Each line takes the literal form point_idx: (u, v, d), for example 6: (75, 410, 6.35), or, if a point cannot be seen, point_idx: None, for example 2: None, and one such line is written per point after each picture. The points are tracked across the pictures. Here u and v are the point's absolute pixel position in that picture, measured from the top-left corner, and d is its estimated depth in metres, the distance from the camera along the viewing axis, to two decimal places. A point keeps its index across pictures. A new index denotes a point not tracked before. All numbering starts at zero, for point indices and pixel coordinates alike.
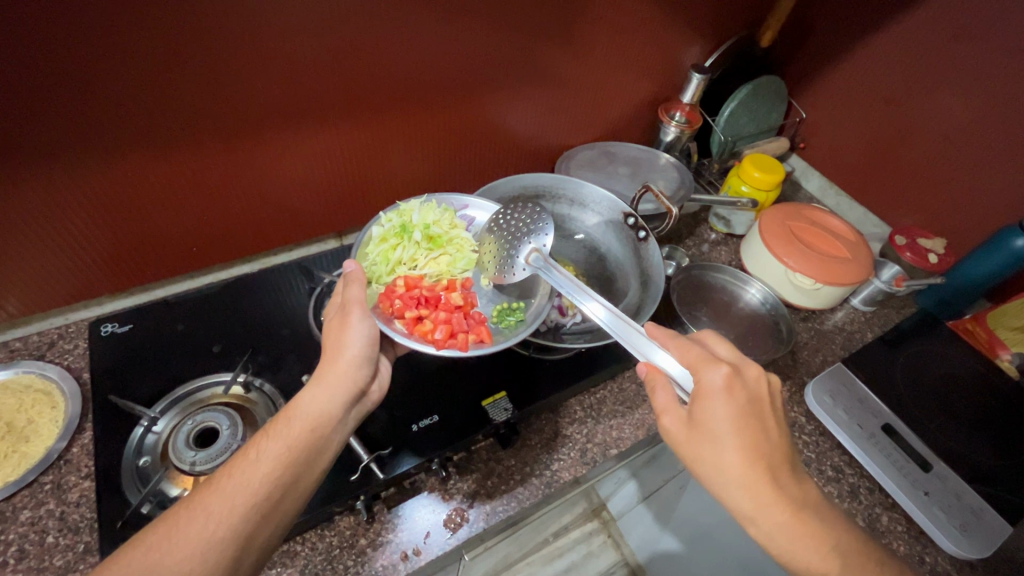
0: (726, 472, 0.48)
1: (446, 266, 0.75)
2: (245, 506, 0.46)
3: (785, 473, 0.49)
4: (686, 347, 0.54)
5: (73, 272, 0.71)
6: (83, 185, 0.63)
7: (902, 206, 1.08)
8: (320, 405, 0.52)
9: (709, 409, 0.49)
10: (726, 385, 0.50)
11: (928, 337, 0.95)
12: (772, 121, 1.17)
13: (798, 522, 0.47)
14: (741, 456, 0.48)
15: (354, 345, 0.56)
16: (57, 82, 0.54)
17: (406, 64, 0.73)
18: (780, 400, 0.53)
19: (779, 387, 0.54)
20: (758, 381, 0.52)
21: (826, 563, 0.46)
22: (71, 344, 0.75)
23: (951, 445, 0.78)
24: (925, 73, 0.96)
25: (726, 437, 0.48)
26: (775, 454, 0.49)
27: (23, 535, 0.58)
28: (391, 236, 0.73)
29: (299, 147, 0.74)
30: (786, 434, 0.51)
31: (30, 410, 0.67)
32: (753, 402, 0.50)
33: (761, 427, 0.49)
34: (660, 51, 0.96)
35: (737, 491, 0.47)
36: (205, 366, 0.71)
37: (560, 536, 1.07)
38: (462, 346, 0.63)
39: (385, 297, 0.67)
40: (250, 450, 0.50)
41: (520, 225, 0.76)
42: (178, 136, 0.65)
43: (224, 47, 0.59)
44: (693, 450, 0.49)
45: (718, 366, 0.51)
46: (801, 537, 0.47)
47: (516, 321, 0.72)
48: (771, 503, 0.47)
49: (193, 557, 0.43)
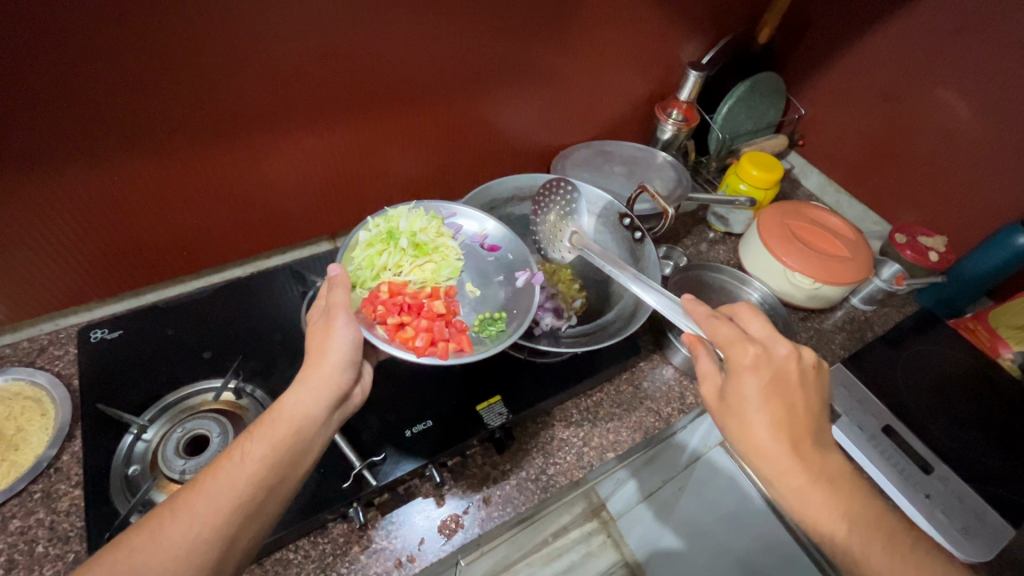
0: (748, 441, 0.49)
1: (431, 273, 0.74)
2: (229, 508, 0.45)
3: (808, 444, 0.48)
4: (716, 324, 0.54)
5: (61, 277, 0.70)
6: (70, 190, 0.62)
7: (902, 203, 1.06)
8: (303, 407, 0.52)
9: (737, 384, 0.50)
10: (752, 363, 0.50)
11: (928, 336, 0.94)
12: (771, 118, 1.15)
13: (815, 490, 0.46)
14: (769, 427, 0.48)
15: (337, 348, 0.55)
16: (37, 84, 0.53)
17: (398, 63, 0.71)
18: (814, 376, 0.51)
19: (813, 362, 0.52)
20: (788, 357, 0.51)
21: (837, 529, 0.45)
22: (61, 350, 0.75)
23: (952, 445, 0.77)
24: (924, 69, 0.94)
25: (755, 410, 0.48)
26: (802, 425, 0.49)
27: (12, 545, 0.57)
28: (377, 241, 0.72)
29: (289, 149, 0.73)
30: (817, 408, 0.50)
31: (18, 417, 0.67)
32: (783, 379, 0.50)
33: (789, 402, 0.49)
34: (656, 48, 0.95)
35: (758, 458, 0.48)
36: (196, 371, 0.70)
37: (559, 537, 1.06)
38: (443, 354, 0.63)
39: (368, 301, 0.66)
40: (233, 451, 0.49)
41: (561, 206, 0.87)
42: (166, 138, 0.63)
43: (210, 48, 0.58)
44: (722, 421, 0.51)
45: (746, 347, 0.51)
46: (816, 506, 0.46)
47: (496, 330, 0.71)
48: (787, 470, 0.47)
49: (177, 559, 0.42)
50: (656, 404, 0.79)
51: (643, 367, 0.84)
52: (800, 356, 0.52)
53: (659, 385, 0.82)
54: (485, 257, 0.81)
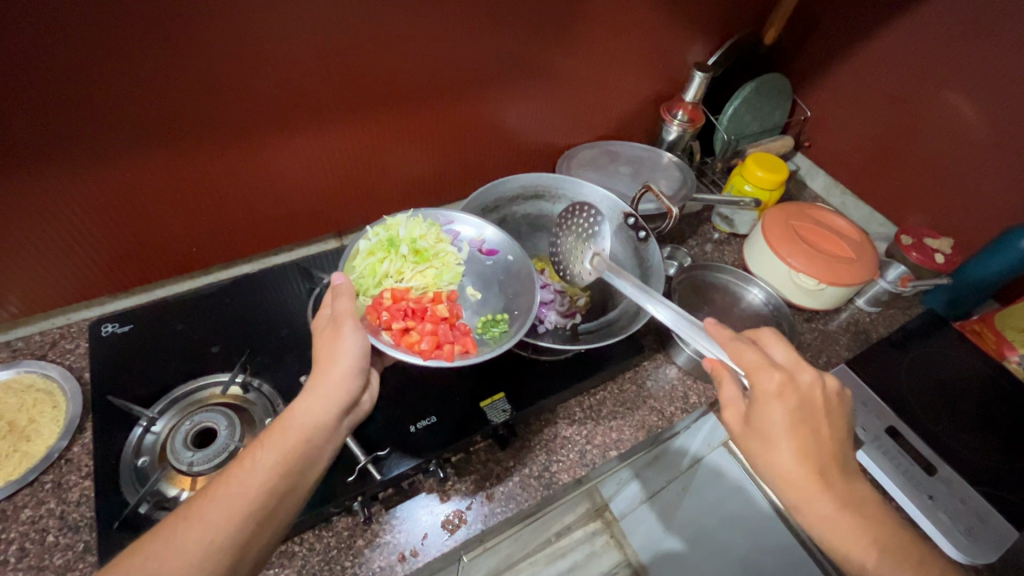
0: (775, 469, 0.49)
1: (433, 279, 0.74)
2: (240, 515, 0.46)
3: (835, 471, 0.48)
4: (741, 349, 0.54)
5: (74, 272, 0.72)
6: (82, 186, 0.63)
7: (909, 204, 1.06)
8: (313, 416, 0.52)
9: (764, 412, 0.50)
10: (778, 391, 0.50)
11: (933, 338, 0.93)
12: (776, 119, 1.15)
13: (844, 519, 0.46)
14: (797, 454, 0.48)
15: (346, 356, 0.55)
16: (53, 80, 0.54)
17: (404, 65, 0.72)
18: (837, 404, 0.52)
19: (836, 389, 0.53)
20: (812, 386, 0.51)
21: (868, 558, 0.45)
22: (72, 344, 0.76)
23: (956, 448, 0.77)
24: (931, 71, 0.94)
25: (780, 435, 0.49)
26: (828, 454, 0.49)
27: (23, 534, 0.58)
28: (378, 249, 0.73)
29: (296, 147, 0.74)
30: (842, 436, 0.51)
31: (30, 410, 0.68)
32: (807, 406, 0.50)
33: (815, 429, 0.49)
34: (662, 50, 0.95)
35: (787, 488, 0.48)
36: (204, 366, 0.71)
37: (562, 536, 1.07)
38: (449, 356, 0.63)
39: (373, 309, 0.67)
40: (245, 457, 0.49)
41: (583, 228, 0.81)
42: (177, 135, 0.64)
43: (221, 46, 0.59)
44: (748, 446, 0.51)
45: (772, 374, 0.51)
46: (847, 534, 0.46)
47: (499, 332, 0.72)
48: (815, 498, 0.47)
49: (191, 565, 0.43)
50: (660, 404, 0.80)
51: (647, 367, 0.84)
52: (823, 384, 0.52)
53: (663, 384, 0.82)
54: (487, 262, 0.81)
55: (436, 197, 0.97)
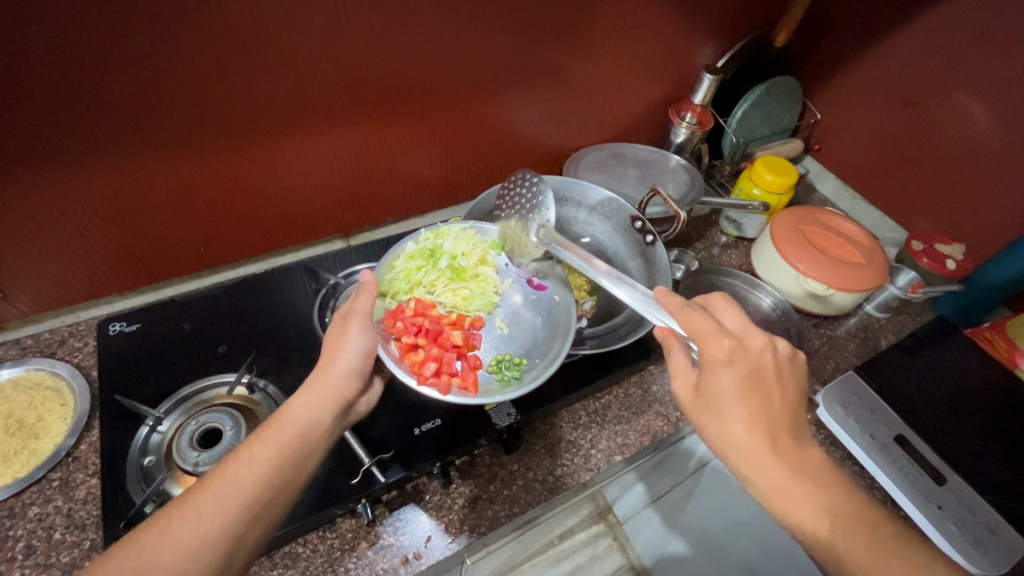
0: (725, 437, 0.48)
1: (463, 300, 0.74)
2: (236, 506, 0.46)
3: (784, 436, 0.48)
4: (690, 316, 0.53)
5: (82, 272, 0.72)
6: (89, 187, 0.64)
7: (919, 209, 1.05)
8: (309, 411, 0.53)
9: (713, 380, 0.50)
10: (726, 357, 0.50)
11: (943, 346, 0.92)
12: (786, 123, 1.15)
13: (796, 486, 0.46)
14: (743, 421, 0.48)
15: (348, 356, 0.57)
16: (60, 82, 0.54)
17: (411, 66, 0.72)
18: (789, 368, 0.51)
19: (788, 353, 0.52)
20: (762, 352, 0.51)
21: (819, 525, 0.45)
22: (81, 342, 0.76)
23: (965, 458, 0.76)
24: (943, 74, 0.93)
25: (728, 403, 0.48)
26: (777, 421, 0.49)
27: (31, 531, 0.59)
28: (419, 256, 0.74)
29: (300, 151, 0.74)
30: (794, 402, 0.50)
31: (39, 407, 0.68)
32: (756, 374, 0.50)
33: (765, 395, 0.49)
34: (671, 52, 0.95)
35: (737, 456, 0.48)
36: (209, 366, 0.72)
37: (566, 538, 1.06)
38: (442, 389, 0.61)
39: (392, 314, 0.67)
40: (241, 451, 0.49)
41: (525, 201, 0.80)
42: (182, 137, 0.65)
43: (227, 48, 0.59)
44: (698, 417, 0.51)
45: (721, 341, 0.50)
46: (798, 500, 0.46)
47: (511, 376, 0.67)
48: (765, 464, 0.47)
49: (185, 556, 0.43)
50: (665, 408, 0.79)
51: (653, 370, 0.83)
52: (774, 348, 0.52)
53: (669, 389, 0.82)
54: (527, 294, 0.78)
55: (442, 197, 0.97)
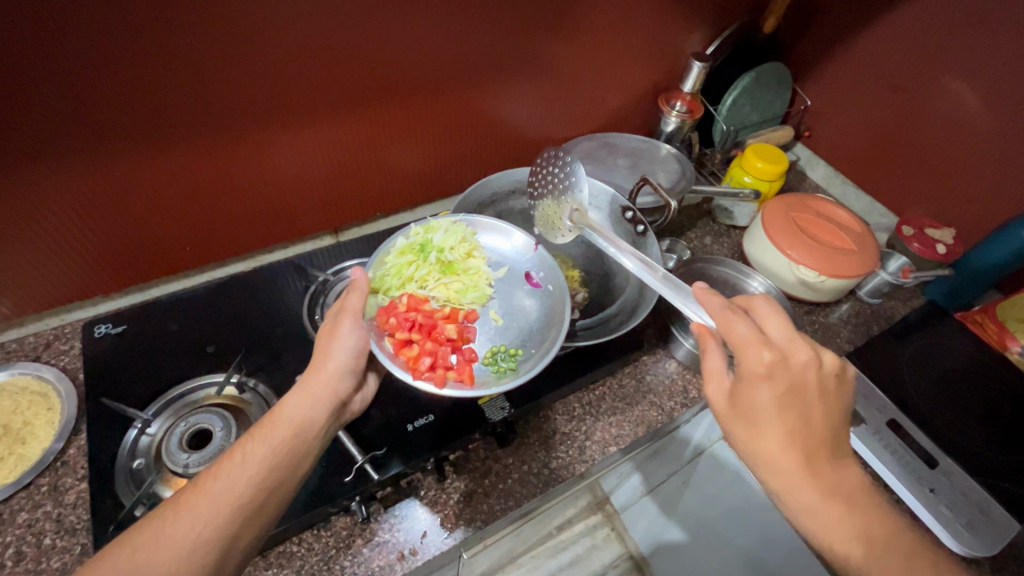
0: (758, 451, 0.48)
1: (455, 293, 0.73)
2: (231, 506, 0.46)
3: (818, 454, 0.47)
4: (731, 321, 0.52)
5: (66, 274, 0.71)
6: (72, 189, 0.63)
7: (910, 194, 1.05)
8: (303, 411, 0.52)
9: (751, 393, 0.49)
10: (765, 371, 0.48)
11: (935, 330, 0.92)
12: (776, 110, 1.14)
13: (827, 508, 0.46)
14: (780, 439, 0.47)
15: (339, 355, 0.56)
16: (39, 81, 0.53)
17: (395, 58, 0.71)
18: (832, 385, 0.50)
19: (833, 369, 0.51)
20: (805, 367, 0.49)
21: (852, 548, 0.44)
22: (67, 345, 0.75)
23: (958, 440, 0.77)
24: (930, 59, 0.93)
25: (766, 419, 0.48)
26: (813, 438, 0.48)
27: (20, 537, 0.58)
28: (410, 251, 0.73)
29: (284, 147, 0.73)
30: (833, 418, 0.49)
31: (25, 412, 0.67)
32: (796, 390, 0.48)
33: (803, 412, 0.48)
34: (659, 40, 0.94)
35: (769, 471, 0.47)
36: (198, 367, 0.71)
37: (564, 530, 1.08)
38: (438, 382, 0.61)
39: (385, 310, 0.66)
40: (234, 452, 0.49)
41: (558, 179, 0.83)
42: (165, 137, 0.64)
43: (207, 44, 0.58)
44: (733, 427, 0.50)
45: (762, 352, 0.49)
46: (829, 521, 0.45)
47: (506, 367, 0.67)
48: (796, 481, 0.46)
49: (179, 558, 0.42)
50: (660, 399, 0.79)
51: (646, 361, 0.83)
52: (818, 364, 0.50)
53: (662, 378, 0.82)
54: (525, 291, 0.77)
55: (432, 191, 0.96)
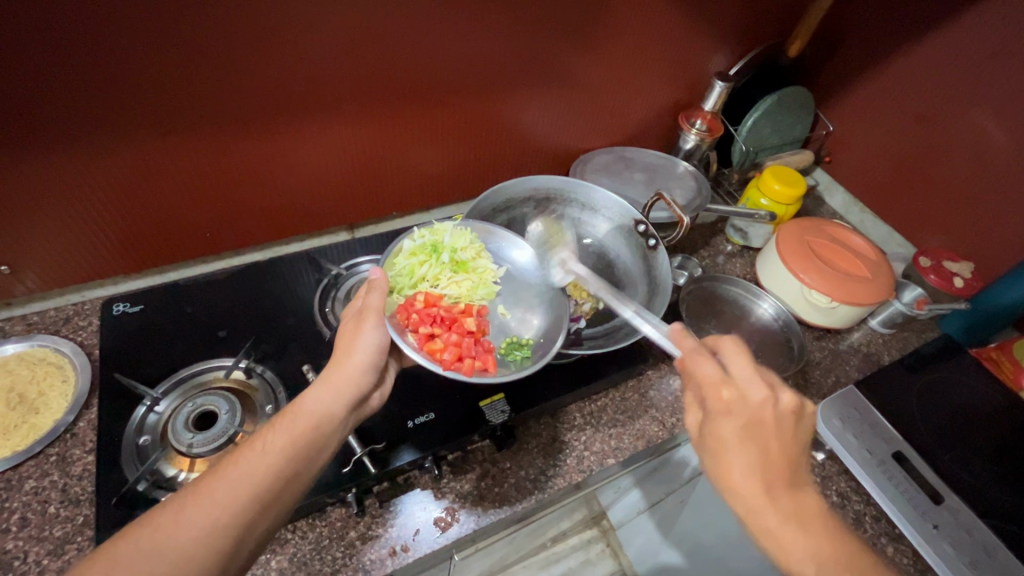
0: (723, 479, 0.48)
1: (467, 291, 0.72)
2: (248, 494, 0.46)
3: (781, 484, 0.47)
4: (698, 359, 0.51)
5: (92, 251, 0.73)
6: (104, 168, 0.65)
7: (929, 226, 1.04)
8: (324, 405, 0.53)
9: (715, 429, 0.49)
10: (725, 407, 0.49)
11: (947, 364, 0.91)
12: (797, 133, 1.14)
13: (787, 535, 0.45)
14: (743, 469, 0.47)
15: (362, 351, 0.57)
16: (79, 64, 0.55)
17: (420, 60, 0.72)
18: (792, 420, 0.49)
19: (792, 406, 0.49)
20: (762, 404, 0.48)
21: (806, 571, 0.44)
22: (86, 321, 0.77)
23: (966, 478, 0.75)
24: (956, 92, 0.92)
25: (727, 453, 0.48)
26: (776, 470, 0.47)
27: (26, 504, 0.60)
28: (421, 252, 0.72)
29: (306, 142, 0.75)
30: (796, 452, 0.48)
31: (41, 382, 0.69)
32: (754, 426, 0.48)
33: (763, 448, 0.47)
34: (683, 58, 0.95)
35: (733, 500, 0.48)
36: (209, 350, 0.72)
37: (558, 542, 1.07)
38: (468, 371, 0.62)
39: (403, 307, 0.66)
40: (256, 441, 0.50)
41: None
42: (195, 124, 0.66)
43: (240, 37, 0.60)
44: (703, 458, 0.51)
45: (721, 391, 0.49)
46: (788, 548, 0.44)
47: (522, 356, 0.69)
48: (757, 511, 0.46)
49: (198, 541, 0.43)
50: (661, 414, 0.79)
51: (650, 376, 0.83)
52: (777, 399, 0.49)
53: (666, 395, 0.81)
54: (527, 291, 0.78)
55: (448, 195, 0.97)
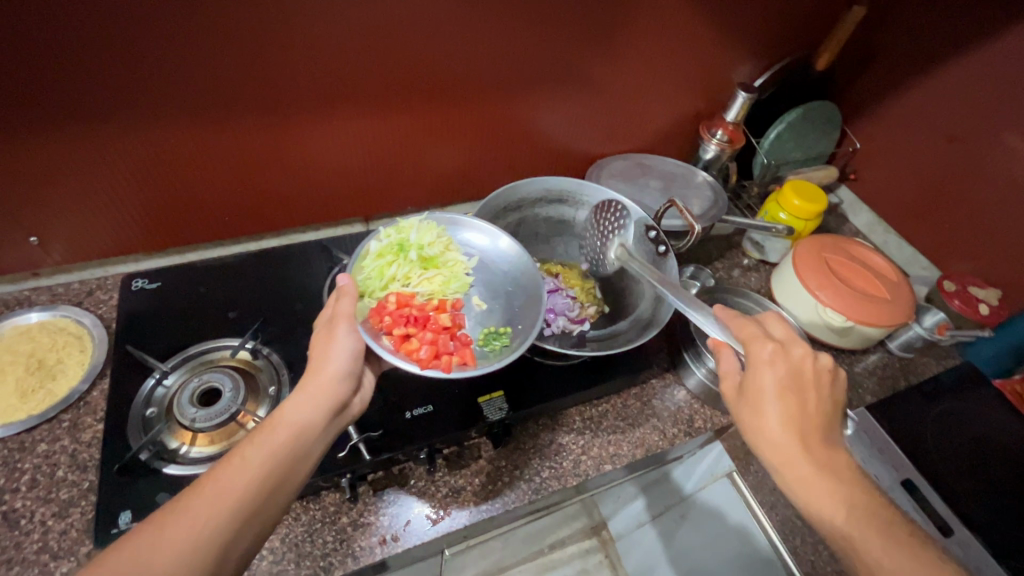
0: (757, 429, 0.50)
1: (439, 286, 0.73)
2: (232, 505, 0.46)
3: (816, 436, 0.49)
4: (742, 322, 0.55)
5: (115, 227, 0.76)
6: (130, 148, 0.68)
7: (957, 249, 1.00)
8: (301, 417, 0.52)
9: (755, 378, 0.51)
10: (770, 358, 0.51)
11: (968, 393, 0.88)
12: (822, 148, 1.11)
13: (820, 481, 0.47)
14: (782, 418, 0.49)
15: (337, 358, 0.57)
16: (110, 46, 0.57)
17: (440, 58, 0.73)
18: (830, 381, 0.52)
19: (831, 366, 0.53)
20: (803, 359, 0.51)
21: (837, 513, 0.46)
22: (107, 295, 0.80)
23: (979, 512, 0.72)
24: (990, 113, 0.89)
25: (767, 401, 0.50)
26: (812, 422, 0.49)
27: (37, 466, 0.62)
28: (387, 252, 0.73)
29: (324, 133, 0.76)
30: (830, 411, 0.51)
31: (60, 350, 0.72)
32: (795, 377, 0.51)
33: (802, 400, 0.50)
34: (706, 66, 0.94)
35: (769, 449, 0.49)
36: (220, 330, 0.74)
37: (555, 549, 1.07)
38: (446, 367, 0.62)
39: (375, 312, 0.67)
40: (233, 456, 0.49)
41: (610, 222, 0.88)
42: (218, 110, 0.68)
43: (265, 27, 0.62)
44: (738, 411, 0.52)
45: (765, 344, 0.52)
46: (820, 492, 0.46)
47: (500, 346, 0.70)
48: (791, 457, 0.48)
49: (184, 556, 0.42)
50: (662, 424, 0.78)
51: (654, 385, 0.82)
52: (816, 357, 0.52)
53: (669, 405, 0.80)
54: (505, 286, 0.78)
55: (463, 192, 0.98)
